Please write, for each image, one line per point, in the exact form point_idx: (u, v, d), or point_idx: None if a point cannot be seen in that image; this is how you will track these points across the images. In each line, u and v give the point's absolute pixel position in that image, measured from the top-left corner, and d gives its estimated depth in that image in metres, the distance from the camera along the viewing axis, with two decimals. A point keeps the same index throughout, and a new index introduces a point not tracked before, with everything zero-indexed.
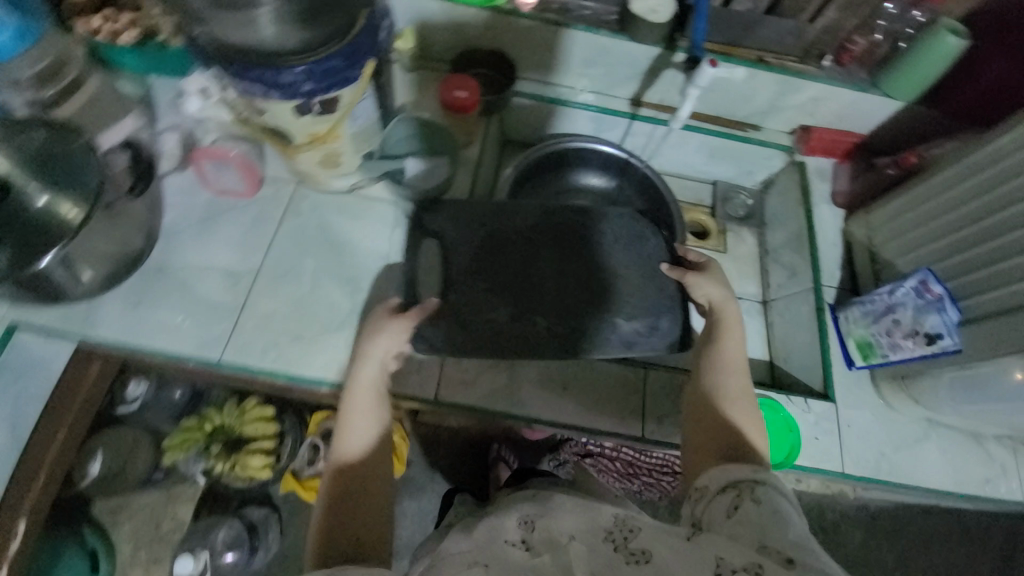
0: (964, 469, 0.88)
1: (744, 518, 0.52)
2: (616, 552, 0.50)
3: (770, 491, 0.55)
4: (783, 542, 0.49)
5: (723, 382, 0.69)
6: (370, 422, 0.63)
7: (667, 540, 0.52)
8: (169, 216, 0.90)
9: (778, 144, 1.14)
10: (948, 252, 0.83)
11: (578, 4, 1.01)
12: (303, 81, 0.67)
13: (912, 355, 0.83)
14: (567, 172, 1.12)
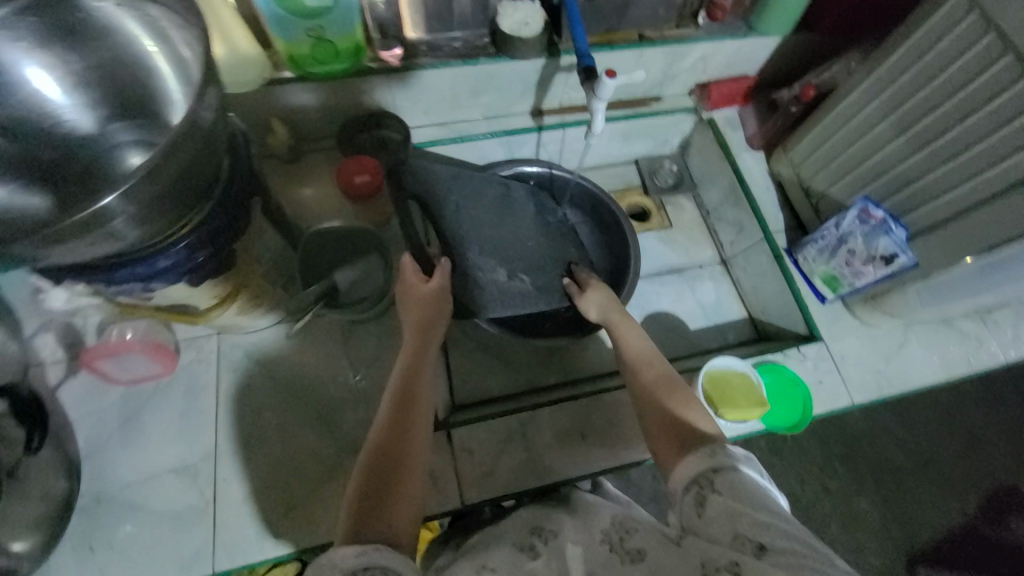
0: (946, 355, 0.95)
1: (712, 514, 0.52)
2: (612, 552, 0.56)
3: (728, 474, 0.54)
4: (755, 527, 0.49)
5: (644, 376, 0.71)
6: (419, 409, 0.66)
7: (660, 544, 0.55)
8: (85, 433, 0.76)
9: (683, 108, 1.13)
10: (874, 172, 0.86)
11: (446, 38, 0.94)
12: (190, 254, 0.56)
13: (875, 278, 0.87)
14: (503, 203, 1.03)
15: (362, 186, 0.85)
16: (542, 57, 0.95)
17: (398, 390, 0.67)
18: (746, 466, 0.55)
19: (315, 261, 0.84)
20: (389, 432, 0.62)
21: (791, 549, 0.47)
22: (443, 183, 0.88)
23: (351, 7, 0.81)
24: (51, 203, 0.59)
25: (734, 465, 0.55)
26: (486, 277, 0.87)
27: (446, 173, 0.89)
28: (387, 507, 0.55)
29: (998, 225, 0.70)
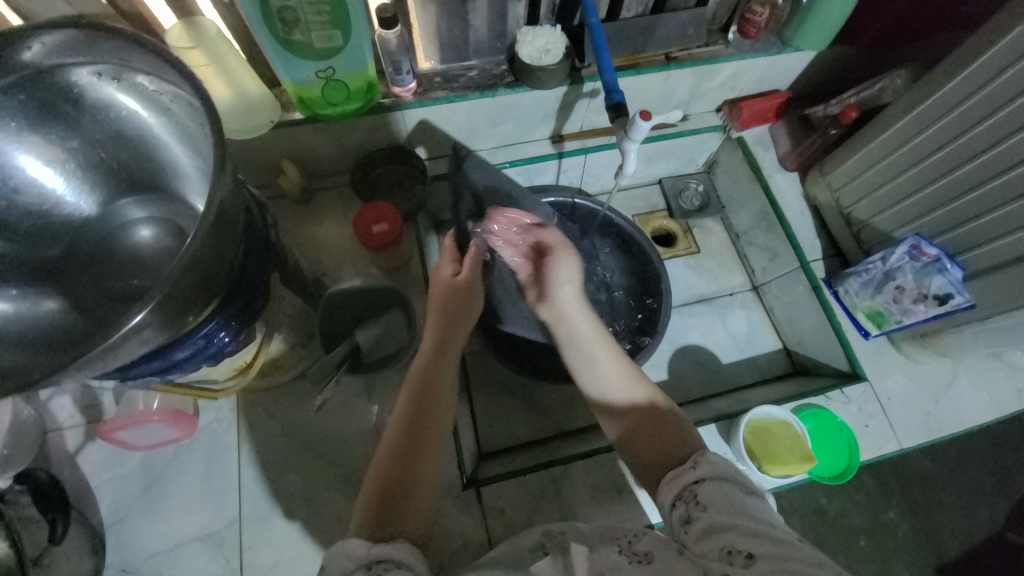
0: (995, 392, 0.89)
1: (700, 529, 0.51)
2: (621, 555, 0.54)
3: (708, 485, 0.54)
4: (743, 537, 0.48)
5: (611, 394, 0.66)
6: (441, 399, 0.65)
7: (662, 554, 0.54)
8: (106, 502, 0.74)
9: (710, 127, 1.07)
10: (927, 205, 0.81)
11: (460, 67, 0.89)
12: (217, 335, 0.55)
13: (925, 316, 0.82)
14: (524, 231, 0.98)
15: (380, 236, 0.81)
16: (564, 85, 0.89)
17: (424, 380, 0.66)
18: (725, 476, 0.54)
19: (338, 321, 0.77)
20: (409, 421, 0.62)
21: (778, 556, 0.46)
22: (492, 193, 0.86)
23: (362, 48, 0.75)
24: (67, 305, 0.58)
25: (714, 478, 0.54)
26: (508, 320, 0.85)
27: (501, 185, 0.87)
28: (404, 503, 0.57)
29: None
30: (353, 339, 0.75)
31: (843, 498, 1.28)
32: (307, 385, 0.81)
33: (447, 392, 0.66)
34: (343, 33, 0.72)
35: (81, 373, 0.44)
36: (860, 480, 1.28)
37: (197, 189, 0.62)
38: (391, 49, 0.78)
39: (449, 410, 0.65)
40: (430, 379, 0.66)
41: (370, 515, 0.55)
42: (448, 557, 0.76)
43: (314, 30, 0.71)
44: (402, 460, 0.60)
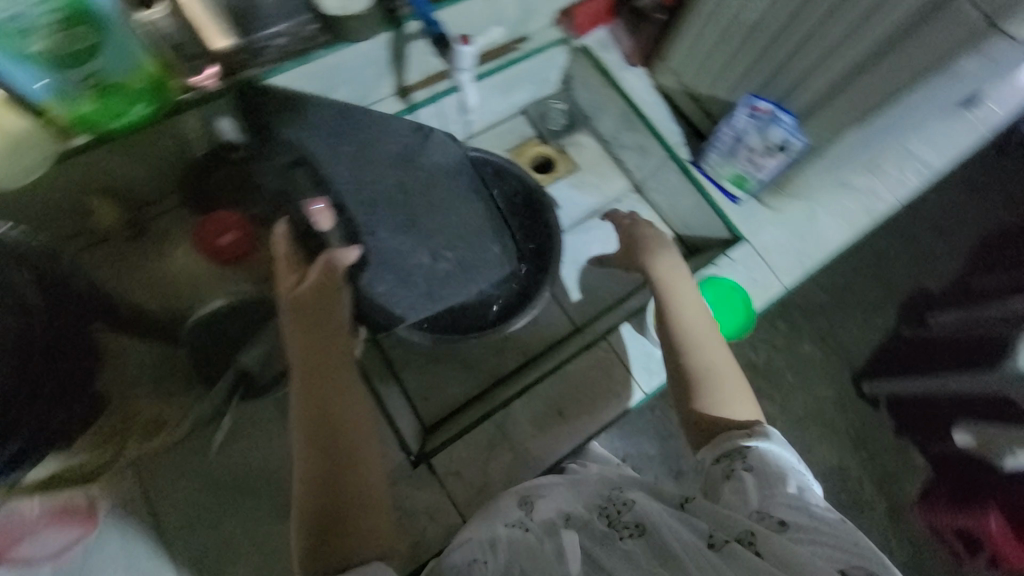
0: (847, 214, 1.02)
1: (740, 487, 0.58)
2: (613, 528, 0.59)
3: (761, 451, 0.60)
4: (780, 506, 0.55)
5: (705, 359, 0.72)
6: (339, 412, 0.64)
7: (660, 515, 0.58)
8: None
9: (553, 41, 1.04)
10: (753, 67, 0.86)
11: (263, 37, 0.75)
12: None
13: (777, 166, 0.90)
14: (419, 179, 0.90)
15: (231, 246, 0.80)
16: (383, 31, 0.80)
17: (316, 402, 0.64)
18: (780, 451, 0.60)
19: (212, 351, 0.77)
20: (316, 452, 0.61)
21: (811, 527, 0.52)
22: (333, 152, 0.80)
23: (126, 45, 0.64)
24: None
25: (768, 448, 0.61)
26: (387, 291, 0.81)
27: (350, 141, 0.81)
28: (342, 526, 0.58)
29: (874, 95, 0.72)
30: (236, 364, 0.75)
31: (766, 347, 1.48)
32: (211, 431, 0.75)
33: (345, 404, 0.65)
34: (90, 29, 0.61)
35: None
36: (776, 328, 1.50)
37: None
38: (166, 33, 0.68)
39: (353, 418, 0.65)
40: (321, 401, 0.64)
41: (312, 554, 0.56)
42: (419, 533, 0.77)
43: (53, 34, 0.59)
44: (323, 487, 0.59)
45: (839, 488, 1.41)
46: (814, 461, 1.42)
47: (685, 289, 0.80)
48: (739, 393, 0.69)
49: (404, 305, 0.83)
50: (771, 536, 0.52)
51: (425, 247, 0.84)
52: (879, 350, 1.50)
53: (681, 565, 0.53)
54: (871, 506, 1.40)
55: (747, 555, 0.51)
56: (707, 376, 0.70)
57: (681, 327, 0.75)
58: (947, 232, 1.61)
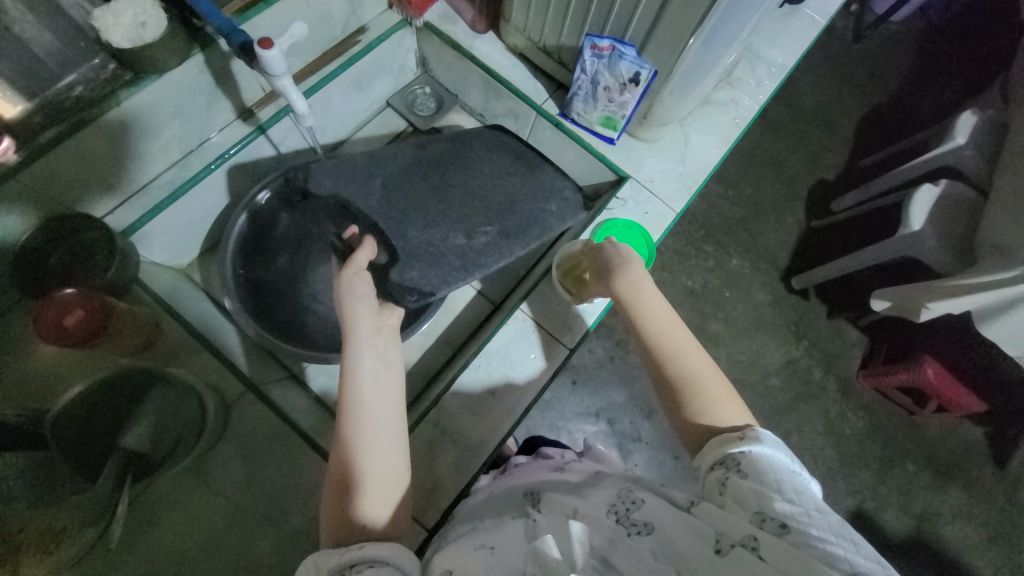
0: (718, 129, 1.05)
1: (736, 497, 0.51)
2: (619, 524, 0.55)
3: (756, 456, 0.53)
4: (784, 507, 0.49)
5: (683, 366, 0.65)
6: (370, 389, 0.65)
7: (669, 517, 0.54)
8: None
9: (393, 26, 1.00)
10: (585, 5, 0.85)
11: (61, 87, 0.70)
12: None
13: (635, 100, 0.91)
14: (437, 167, 1.01)
15: (79, 328, 0.71)
16: (195, 53, 0.75)
17: (346, 385, 0.65)
18: (775, 454, 0.53)
19: (92, 441, 0.69)
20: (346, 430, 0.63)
21: (816, 538, 0.46)
22: (348, 184, 0.98)
23: None
24: None
25: (763, 453, 0.53)
26: (421, 275, 0.93)
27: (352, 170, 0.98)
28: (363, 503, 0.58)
29: (693, 5, 0.73)
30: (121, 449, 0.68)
31: (700, 272, 1.56)
32: (109, 529, 0.65)
33: (378, 387, 0.65)
34: None
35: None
36: (704, 252, 1.58)
37: None
38: None
39: (388, 401, 0.65)
40: (356, 383, 0.64)
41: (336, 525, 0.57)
42: None
43: None
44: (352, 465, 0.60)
45: (792, 379, 1.51)
46: (766, 362, 1.51)
47: (645, 294, 0.72)
48: (725, 395, 0.63)
49: (438, 282, 0.93)
50: (774, 539, 0.47)
51: (457, 230, 0.97)
52: (799, 246, 1.62)
53: (689, 566, 0.48)
54: (824, 387, 1.51)
55: (752, 562, 0.46)
56: (687, 384, 0.64)
57: (654, 338, 0.68)
58: (827, 123, 1.74)
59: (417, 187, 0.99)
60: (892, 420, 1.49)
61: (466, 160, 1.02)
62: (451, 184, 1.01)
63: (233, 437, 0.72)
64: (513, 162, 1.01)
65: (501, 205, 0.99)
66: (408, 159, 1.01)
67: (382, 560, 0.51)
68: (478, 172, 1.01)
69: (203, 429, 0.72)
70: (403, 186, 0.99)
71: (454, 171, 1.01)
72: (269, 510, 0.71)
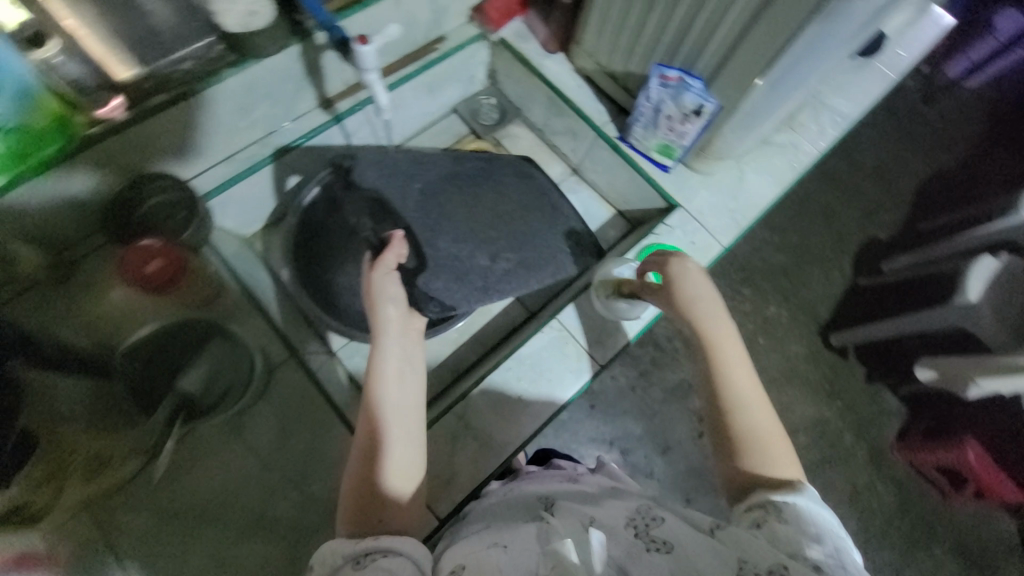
0: (774, 171, 1.06)
1: (771, 536, 0.52)
2: (638, 539, 0.54)
3: (799, 507, 0.54)
4: (824, 558, 0.49)
5: (756, 419, 0.66)
6: (396, 388, 0.67)
7: (690, 536, 0.53)
8: None
9: (471, 38, 1.06)
10: (658, 35, 0.88)
11: (172, 63, 0.76)
12: None
13: (696, 131, 0.93)
14: (471, 185, 1.05)
15: (159, 273, 0.75)
16: (293, 44, 0.82)
17: (371, 385, 0.67)
18: (818, 509, 0.54)
19: (151, 377, 0.73)
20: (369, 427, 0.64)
21: None
22: (389, 184, 1.01)
23: (14, 70, 0.62)
24: None
25: (804, 505, 0.55)
26: (446, 288, 0.95)
27: (393, 164, 1.02)
28: (381, 497, 0.60)
29: (768, 44, 0.75)
30: (177, 390, 0.73)
31: (735, 314, 1.53)
32: (151, 467, 0.71)
33: (404, 388, 0.67)
34: None
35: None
36: (741, 295, 1.56)
37: None
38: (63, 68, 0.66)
39: (413, 403, 0.67)
40: (384, 384, 0.67)
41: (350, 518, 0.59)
42: None
43: None
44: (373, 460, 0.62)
45: (821, 439, 1.44)
46: (794, 416, 1.46)
47: (729, 344, 0.71)
48: (786, 454, 0.64)
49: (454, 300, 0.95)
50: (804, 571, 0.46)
51: (482, 251, 1.00)
52: (842, 302, 1.57)
53: None
54: (853, 453, 1.44)
55: None
56: (747, 437, 0.64)
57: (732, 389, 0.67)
58: (886, 181, 1.70)
59: (451, 201, 1.03)
60: (924, 498, 1.40)
61: (495, 184, 1.05)
62: (479, 204, 1.04)
63: (272, 397, 0.77)
64: (534, 192, 1.05)
65: (526, 231, 1.02)
66: (443, 167, 1.05)
67: (400, 550, 0.53)
68: (508, 194, 1.04)
69: (250, 381, 0.77)
70: (438, 197, 1.03)
71: (484, 189, 1.04)
72: (293, 473, 0.74)
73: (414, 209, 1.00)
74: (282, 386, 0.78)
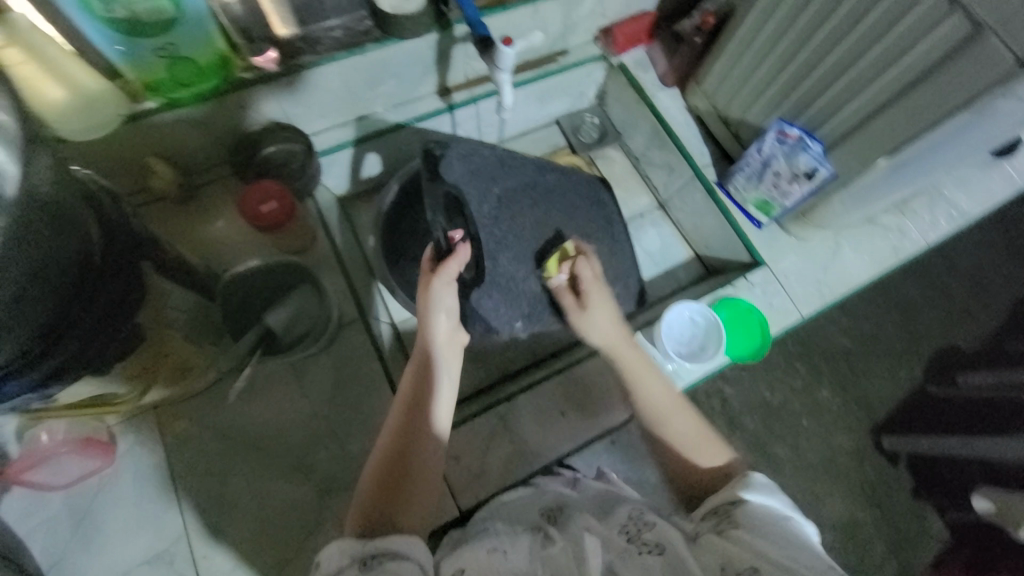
0: (874, 252, 1.01)
1: (732, 538, 0.52)
2: (630, 542, 0.55)
3: (749, 505, 0.56)
4: (784, 554, 0.49)
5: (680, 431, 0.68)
6: (434, 398, 0.65)
7: (680, 543, 0.54)
8: (48, 538, 0.68)
9: (592, 57, 1.07)
10: (786, 90, 0.87)
11: (323, 27, 0.82)
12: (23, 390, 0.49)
13: (802, 194, 0.90)
14: (541, 201, 0.96)
15: (272, 216, 0.79)
16: (434, 32, 0.86)
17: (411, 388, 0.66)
18: (767, 501, 0.56)
19: (242, 308, 0.78)
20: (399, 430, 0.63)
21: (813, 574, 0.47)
22: (473, 175, 0.90)
23: (197, 14, 0.69)
24: None
25: (754, 500, 0.57)
26: (496, 309, 0.90)
27: (484, 163, 0.92)
28: (401, 488, 0.59)
29: (905, 124, 0.72)
30: (264, 322, 0.75)
31: (784, 386, 1.42)
32: (227, 388, 0.76)
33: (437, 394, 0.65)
34: (172, 4, 0.66)
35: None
36: (795, 369, 1.43)
37: None
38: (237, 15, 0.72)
39: (442, 415, 0.65)
40: (420, 385, 0.66)
41: (362, 513, 0.57)
42: None
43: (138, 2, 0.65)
44: (398, 451, 0.62)
45: (850, 543, 1.33)
46: (823, 511, 1.35)
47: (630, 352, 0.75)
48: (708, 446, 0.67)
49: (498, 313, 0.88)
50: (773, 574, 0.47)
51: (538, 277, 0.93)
52: (904, 405, 1.44)
53: None
54: (883, 568, 1.32)
55: None
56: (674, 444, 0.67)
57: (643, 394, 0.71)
58: (978, 288, 1.56)
59: (522, 211, 0.94)
60: None
61: (562, 207, 0.98)
62: (541, 224, 0.95)
63: (334, 351, 0.81)
64: (596, 226, 0.99)
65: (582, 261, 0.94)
66: (525, 170, 0.96)
67: (406, 554, 0.51)
68: (572, 221, 0.98)
69: (327, 323, 0.81)
70: (512, 205, 0.93)
71: (548, 207, 0.97)
72: (338, 428, 0.78)
73: (487, 207, 0.91)
74: (349, 344, 0.82)
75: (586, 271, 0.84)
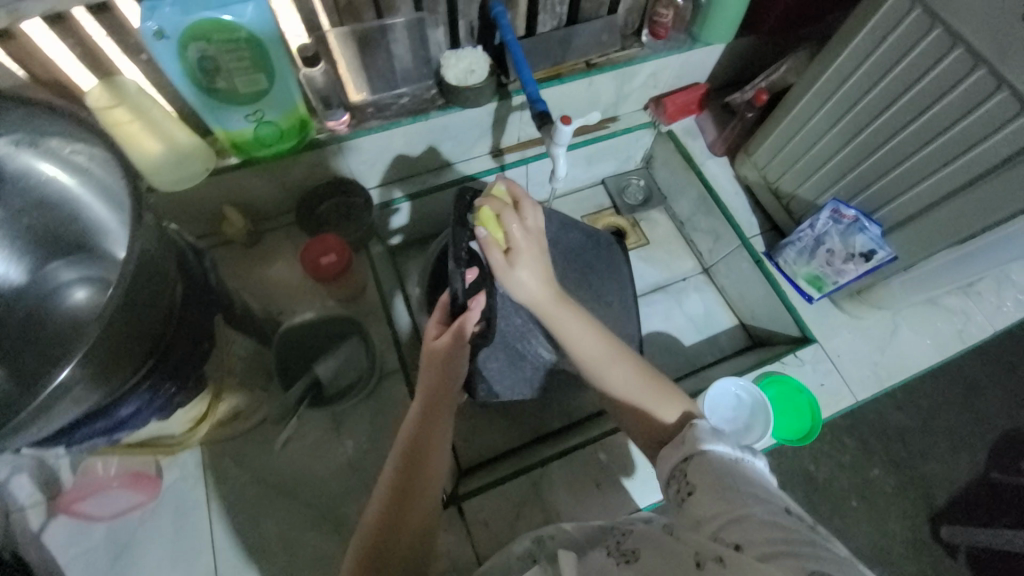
0: (935, 335, 0.96)
1: (698, 508, 0.50)
2: (609, 556, 0.54)
3: (710, 459, 0.52)
4: (748, 519, 0.46)
5: (612, 380, 0.66)
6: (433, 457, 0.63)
7: (652, 544, 0.52)
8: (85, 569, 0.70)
9: (641, 124, 1.10)
10: (841, 169, 0.86)
11: (391, 96, 0.90)
12: (104, 430, 0.54)
13: (857, 274, 0.88)
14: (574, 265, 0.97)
15: (329, 268, 0.84)
16: (493, 101, 0.92)
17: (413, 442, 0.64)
18: (724, 447, 0.54)
19: (294, 358, 0.81)
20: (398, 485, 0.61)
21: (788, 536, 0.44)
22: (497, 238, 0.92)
23: (287, 85, 0.76)
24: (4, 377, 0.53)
25: (714, 452, 0.53)
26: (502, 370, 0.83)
27: None
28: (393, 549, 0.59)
29: (971, 215, 0.70)
30: (313, 372, 0.79)
31: (829, 461, 1.32)
32: (277, 430, 0.79)
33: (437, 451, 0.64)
34: (267, 77, 0.74)
35: (18, 437, 0.44)
36: (842, 443, 1.33)
37: (115, 241, 0.60)
38: (319, 86, 0.79)
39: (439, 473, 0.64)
40: (423, 440, 0.64)
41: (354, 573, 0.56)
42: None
43: (236, 76, 0.72)
44: (400, 496, 0.61)
45: None
46: None
47: (559, 310, 0.67)
48: (662, 394, 0.65)
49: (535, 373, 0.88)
50: (741, 552, 0.44)
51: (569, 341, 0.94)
52: (965, 494, 1.31)
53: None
54: None
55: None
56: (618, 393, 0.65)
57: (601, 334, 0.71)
58: None
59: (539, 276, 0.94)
60: None
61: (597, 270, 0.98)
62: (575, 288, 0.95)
63: (374, 402, 0.83)
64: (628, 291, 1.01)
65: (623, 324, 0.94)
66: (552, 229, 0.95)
67: None
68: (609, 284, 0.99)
69: (370, 373, 0.83)
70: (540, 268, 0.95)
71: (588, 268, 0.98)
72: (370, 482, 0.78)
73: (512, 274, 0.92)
74: (389, 396, 0.83)
75: (516, 225, 0.66)
